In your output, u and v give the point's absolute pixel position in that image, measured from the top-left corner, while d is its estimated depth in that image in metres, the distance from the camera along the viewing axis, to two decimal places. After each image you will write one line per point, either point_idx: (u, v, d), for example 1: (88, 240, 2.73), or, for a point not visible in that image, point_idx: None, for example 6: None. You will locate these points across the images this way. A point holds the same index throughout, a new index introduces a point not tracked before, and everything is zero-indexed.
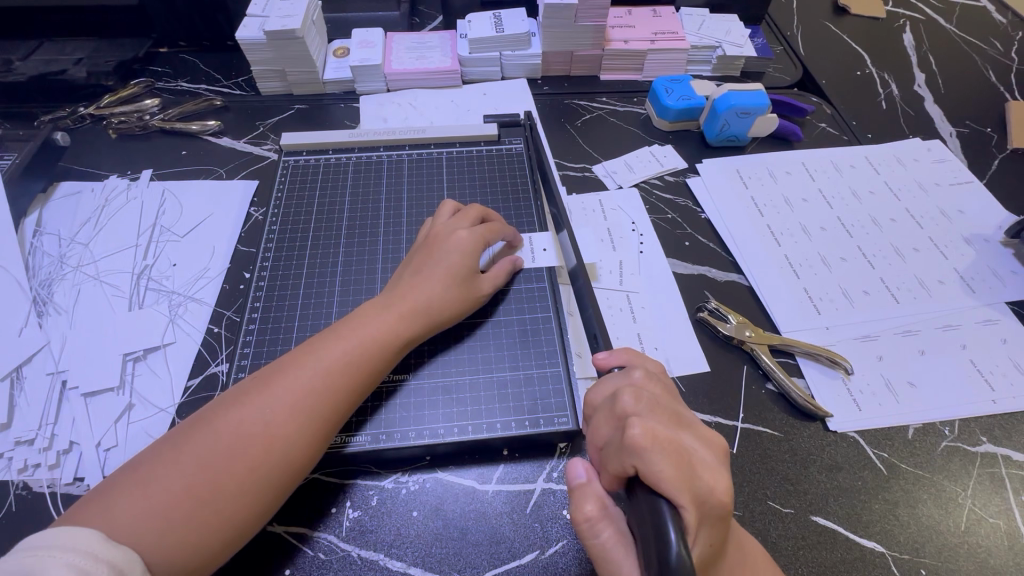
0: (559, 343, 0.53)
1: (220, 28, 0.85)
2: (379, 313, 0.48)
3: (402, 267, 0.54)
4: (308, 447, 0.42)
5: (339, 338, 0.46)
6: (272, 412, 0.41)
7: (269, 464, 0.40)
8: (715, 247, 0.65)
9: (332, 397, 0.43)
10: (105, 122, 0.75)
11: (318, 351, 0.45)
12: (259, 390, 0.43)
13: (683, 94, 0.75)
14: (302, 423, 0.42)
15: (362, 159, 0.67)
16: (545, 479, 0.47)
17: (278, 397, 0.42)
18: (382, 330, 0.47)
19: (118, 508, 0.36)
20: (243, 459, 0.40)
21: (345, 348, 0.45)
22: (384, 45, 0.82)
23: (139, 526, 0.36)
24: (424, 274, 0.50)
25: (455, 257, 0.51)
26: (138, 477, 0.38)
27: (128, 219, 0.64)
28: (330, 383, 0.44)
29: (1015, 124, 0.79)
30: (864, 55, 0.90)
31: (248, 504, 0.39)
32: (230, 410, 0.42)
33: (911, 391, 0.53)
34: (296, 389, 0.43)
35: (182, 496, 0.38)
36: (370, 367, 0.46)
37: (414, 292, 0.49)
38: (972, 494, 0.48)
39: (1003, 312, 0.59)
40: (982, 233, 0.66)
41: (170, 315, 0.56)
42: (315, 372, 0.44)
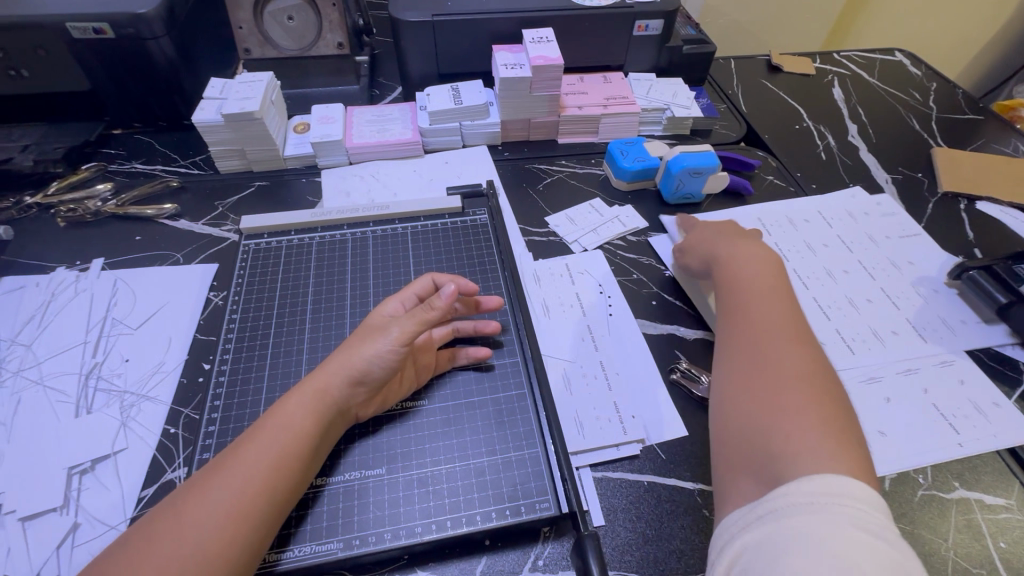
0: (535, 420, 0.52)
1: (176, 109, 0.85)
2: (304, 398, 0.45)
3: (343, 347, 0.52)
4: (250, 546, 0.39)
5: (260, 434, 0.43)
6: (197, 535, 0.38)
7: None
8: (681, 304, 0.66)
9: (259, 508, 0.40)
10: (53, 211, 0.72)
11: (243, 455, 0.42)
12: (169, 520, 0.38)
13: (638, 156, 0.78)
14: (242, 539, 0.39)
15: (326, 237, 0.67)
16: (530, 570, 0.45)
17: (198, 518, 0.38)
18: (307, 420, 0.45)
19: None
20: None
21: (270, 448, 0.42)
22: (344, 119, 0.83)
23: None
24: (345, 353, 0.48)
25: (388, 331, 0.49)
26: None
27: (76, 314, 0.61)
28: (261, 473, 0.41)
29: (942, 168, 0.85)
30: (800, 111, 0.97)
31: None
32: (146, 546, 0.37)
33: (883, 440, 0.54)
34: (221, 505, 0.39)
35: None
36: (293, 453, 0.43)
37: (331, 376, 0.47)
38: (954, 545, 0.48)
39: (955, 352, 0.62)
40: (925, 276, 0.70)
41: (120, 420, 0.53)
42: (246, 469, 0.41)
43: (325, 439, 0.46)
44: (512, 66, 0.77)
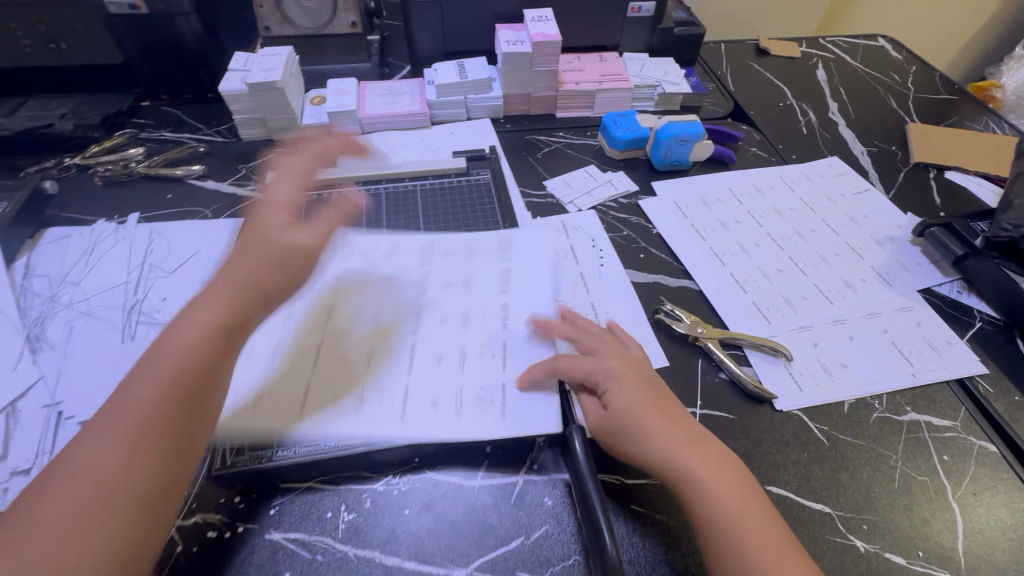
0: (534, 345, 0.59)
1: (201, 82, 0.91)
2: (181, 329, 0.42)
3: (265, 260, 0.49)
4: (169, 471, 0.38)
5: (162, 350, 0.41)
6: (101, 463, 0.36)
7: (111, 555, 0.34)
8: (666, 257, 0.72)
9: (178, 418, 0.39)
10: (90, 171, 0.78)
11: (120, 400, 0.39)
12: (47, 487, 0.35)
13: (629, 127, 0.84)
14: (154, 454, 0.38)
15: (343, 193, 0.74)
16: (526, 471, 0.52)
17: (83, 472, 0.36)
18: (200, 340, 0.42)
19: None
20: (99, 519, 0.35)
21: (149, 388, 0.39)
22: (358, 92, 0.89)
23: None
24: (244, 268, 0.46)
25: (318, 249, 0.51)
26: None
27: (118, 259, 0.67)
28: (173, 392, 0.40)
29: (914, 142, 0.91)
30: (785, 90, 1.03)
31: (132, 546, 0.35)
32: (28, 509, 0.34)
33: (844, 371, 0.60)
34: (103, 454, 0.36)
35: None
36: (212, 366, 0.42)
37: (214, 299, 0.44)
38: (902, 457, 0.55)
39: (915, 299, 0.68)
40: (892, 234, 0.76)
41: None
42: (150, 385, 0.39)
43: (224, 357, 0.43)
44: (514, 43, 0.84)
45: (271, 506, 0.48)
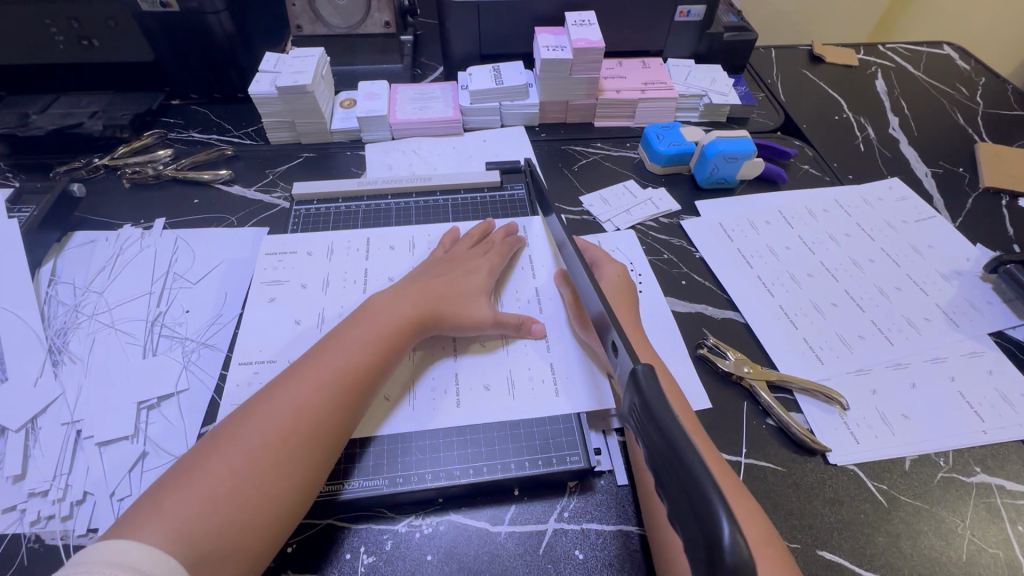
0: (571, 368, 0.56)
1: (231, 81, 0.89)
2: (373, 308, 0.55)
3: (431, 268, 0.62)
4: (339, 419, 0.47)
5: (354, 326, 0.53)
6: (295, 401, 0.46)
7: (280, 484, 0.42)
8: (710, 285, 0.68)
9: (354, 380, 0.49)
10: (119, 172, 0.77)
11: (314, 366, 0.49)
12: (250, 414, 0.45)
13: (673, 141, 0.79)
14: (328, 399, 0.47)
15: (371, 205, 0.72)
16: (556, 519, 0.48)
17: (277, 409, 0.46)
18: (380, 331, 0.53)
19: (177, 498, 0.40)
20: (282, 440, 0.44)
21: (339, 359, 0.50)
22: (389, 96, 0.86)
23: (211, 517, 0.39)
24: (431, 282, 0.59)
25: (473, 264, 0.62)
26: (189, 467, 0.42)
27: (142, 268, 0.66)
28: (356, 354, 0.50)
29: (985, 164, 0.84)
30: (841, 101, 0.96)
31: (306, 467, 0.44)
32: (236, 429, 0.44)
33: (906, 423, 0.55)
34: (298, 400, 0.46)
35: (233, 484, 0.41)
36: (390, 339, 0.53)
37: (399, 301, 0.56)
38: (971, 524, 0.50)
39: (986, 344, 0.62)
40: (959, 268, 0.70)
41: (269, 297, 0.61)
42: (342, 351, 0.50)
43: (390, 357, 0.52)
44: (554, 48, 0.79)
45: (290, 543, 0.46)
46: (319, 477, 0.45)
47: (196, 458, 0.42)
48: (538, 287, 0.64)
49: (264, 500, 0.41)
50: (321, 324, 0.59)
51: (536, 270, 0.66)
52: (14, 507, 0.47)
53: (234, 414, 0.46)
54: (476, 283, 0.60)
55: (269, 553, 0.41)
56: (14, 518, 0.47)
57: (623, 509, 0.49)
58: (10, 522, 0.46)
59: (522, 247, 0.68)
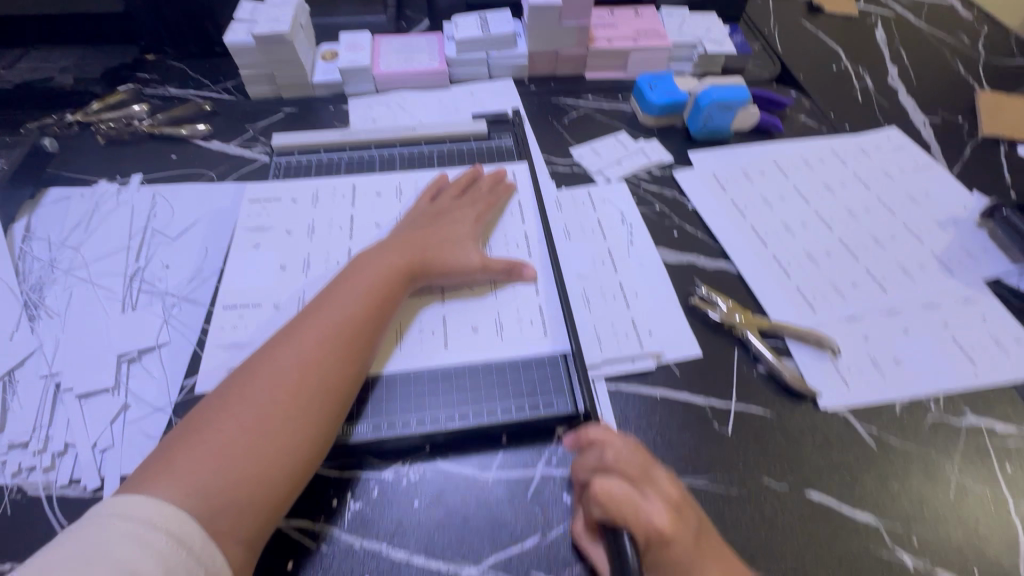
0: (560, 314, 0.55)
1: (207, 34, 0.86)
2: (371, 262, 0.54)
3: (418, 220, 0.60)
4: (346, 372, 0.47)
5: (349, 280, 0.52)
6: (297, 357, 0.45)
7: (291, 439, 0.42)
8: (703, 236, 0.66)
9: (357, 334, 0.48)
10: (92, 127, 0.74)
11: (313, 321, 0.48)
12: (253, 371, 0.45)
13: (666, 90, 0.77)
14: (333, 352, 0.47)
15: (354, 157, 0.70)
16: (544, 464, 0.48)
17: (280, 366, 0.45)
18: (374, 284, 0.52)
19: (186, 457, 0.39)
20: (290, 395, 0.43)
21: (338, 313, 0.49)
22: (372, 48, 0.83)
23: (223, 474, 0.39)
24: (421, 232, 0.58)
25: (460, 214, 0.60)
26: (195, 427, 0.41)
27: (119, 223, 0.64)
28: (355, 307, 0.50)
29: (984, 112, 0.82)
30: (839, 51, 0.93)
31: (317, 420, 0.44)
32: (241, 387, 0.44)
33: (897, 368, 0.55)
34: (300, 357, 0.45)
35: (242, 441, 0.41)
36: (388, 292, 0.52)
37: (388, 254, 0.55)
38: (958, 465, 0.50)
39: (980, 290, 0.61)
40: (955, 216, 0.68)
41: (253, 243, 0.60)
42: (342, 305, 0.49)
43: (386, 307, 0.51)
44: None
45: None
46: (329, 433, 0.44)
47: (199, 422, 0.42)
48: (527, 233, 0.63)
49: (276, 457, 0.41)
50: (306, 271, 0.58)
51: (525, 215, 0.64)
52: None
53: (234, 374, 0.45)
54: (465, 232, 0.59)
55: (282, 509, 0.41)
56: None
57: None
58: None
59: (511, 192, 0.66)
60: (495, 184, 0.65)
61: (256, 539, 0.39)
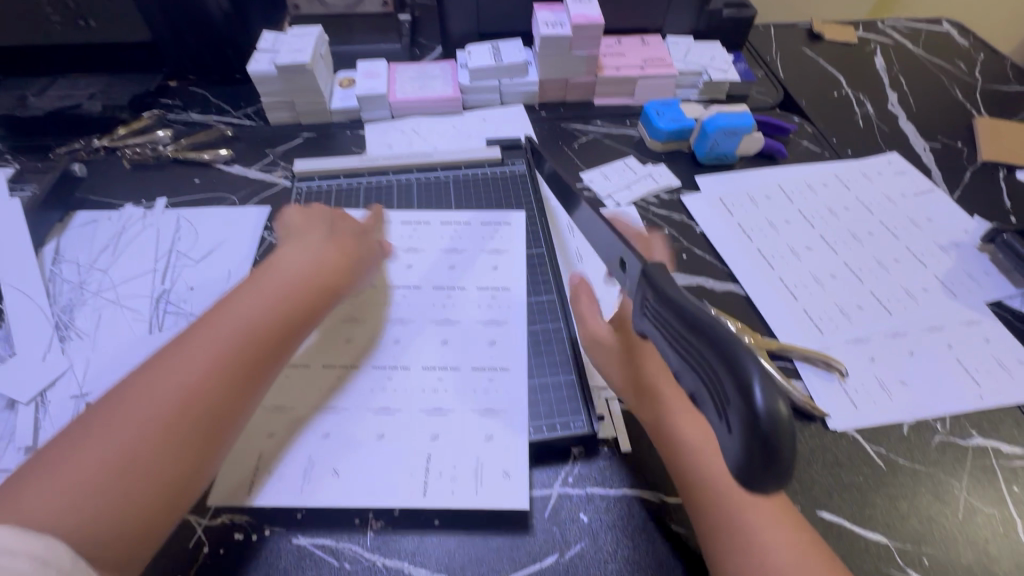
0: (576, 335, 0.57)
1: (229, 62, 0.89)
2: (269, 280, 0.51)
3: (297, 241, 0.57)
4: (225, 400, 0.43)
5: (264, 297, 0.49)
6: (188, 379, 0.42)
7: (152, 471, 0.39)
8: (711, 259, 0.68)
9: (232, 359, 0.45)
10: (119, 152, 0.77)
11: (194, 340, 0.45)
12: (129, 391, 0.42)
13: (673, 117, 0.79)
14: (207, 376, 0.43)
15: (372, 183, 0.72)
16: (561, 484, 0.49)
17: (166, 386, 0.42)
18: (270, 308, 0.49)
19: (44, 485, 0.36)
20: (163, 423, 0.40)
21: (218, 334, 0.46)
22: (388, 75, 0.86)
23: (85, 502, 0.36)
24: (315, 257, 0.55)
25: (333, 240, 0.58)
26: (63, 449, 0.38)
27: (146, 245, 0.66)
28: (238, 328, 0.46)
29: (982, 138, 0.84)
30: (840, 78, 0.96)
31: (182, 452, 0.40)
32: (108, 410, 0.40)
33: (904, 389, 0.56)
34: (184, 380, 0.42)
35: (105, 469, 0.37)
36: (274, 316, 0.48)
37: (285, 273, 0.52)
38: (967, 485, 0.51)
39: (983, 313, 0.63)
40: (957, 239, 0.70)
41: None
42: (225, 326, 0.46)
43: (284, 325, 0.49)
44: (553, 25, 0.79)
45: (300, 509, 0.47)
46: (191, 469, 0.41)
47: (69, 442, 0.39)
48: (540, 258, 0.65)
49: (138, 490, 0.38)
50: None
51: (538, 240, 0.66)
52: None
53: (108, 394, 0.42)
54: (356, 263, 0.58)
55: (142, 548, 0.38)
56: None
57: (626, 473, 0.50)
58: None
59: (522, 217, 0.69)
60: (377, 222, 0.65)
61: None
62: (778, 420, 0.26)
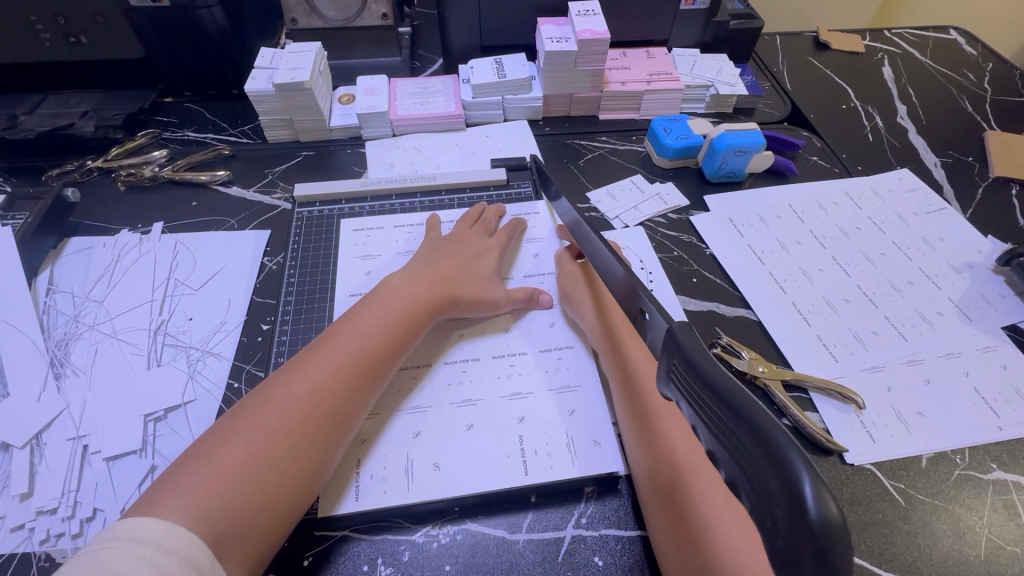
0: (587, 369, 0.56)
1: (225, 77, 0.87)
2: (387, 292, 0.56)
3: (432, 250, 0.63)
4: (353, 401, 0.48)
5: (379, 306, 0.54)
6: (319, 383, 0.47)
7: (296, 464, 0.43)
8: (722, 283, 0.67)
9: (365, 364, 0.50)
10: (113, 174, 0.75)
11: (326, 349, 0.50)
12: (266, 393, 0.47)
13: (681, 134, 0.78)
14: (338, 381, 0.48)
15: (374, 207, 0.70)
16: (574, 526, 0.48)
17: (295, 391, 0.47)
18: (396, 315, 0.54)
19: (197, 474, 0.41)
20: (301, 422, 0.45)
21: (352, 343, 0.51)
22: (389, 91, 0.84)
23: (232, 494, 0.40)
24: (440, 262, 0.60)
25: (481, 246, 0.64)
26: (207, 446, 0.43)
27: (142, 274, 0.64)
28: (371, 336, 0.52)
29: (994, 153, 0.83)
30: (847, 90, 0.94)
31: (315, 449, 0.45)
32: (252, 409, 0.46)
33: (921, 420, 0.55)
34: (316, 383, 0.48)
35: (251, 463, 0.42)
36: (401, 326, 0.53)
37: (415, 285, 0.57)
38: (988, 522, 0.50)
39: (1000, 338, 0.62)
40: (971, 261, 0.69)
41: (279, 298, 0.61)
42: (354, 334, 0.52)
43: (404, 339, 0.53)
44: (558, 40, 0.77)
45: (306, 556, 0.46)
46: (325, 461, 0.45)
47: (215, 439, 0.43)
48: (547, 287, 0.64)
49: (280, 481, 0.42)
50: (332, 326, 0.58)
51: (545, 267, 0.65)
52: (22, 526, 0.46)
53: (250, 396, 0.47)
54: (486, 266, 0.62)
55: (280, 535, 0.42)
56: (23, 536, 0.46)
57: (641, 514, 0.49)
58: (19, 541, 0.45)
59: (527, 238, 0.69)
60: (498, 217, 0.69)
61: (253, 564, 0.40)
62: (833, 528, 0.21)
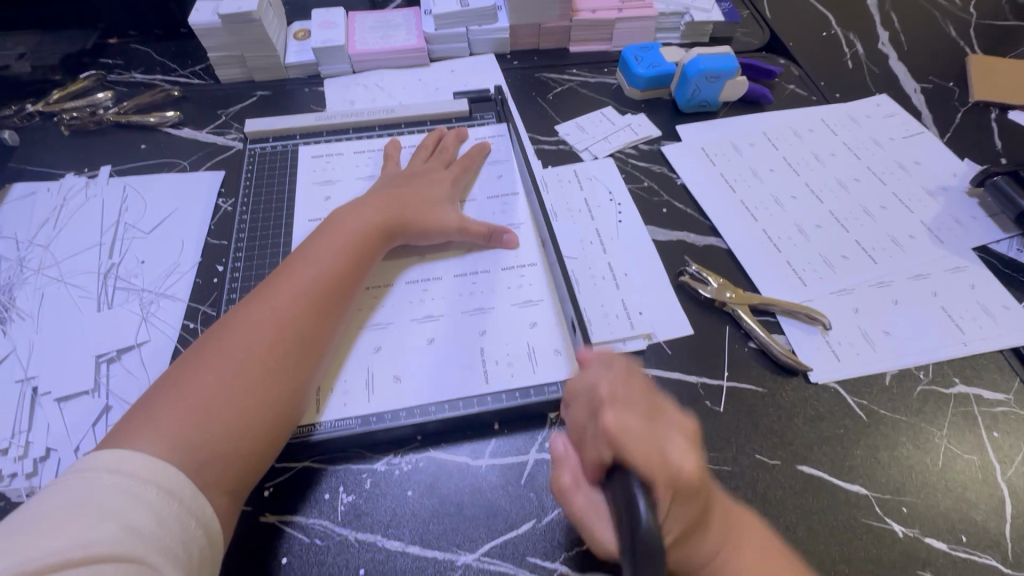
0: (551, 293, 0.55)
1: (172, 14, 0.81)
2: (343, 220, 0.54)
3: (386, 181, 0.60)
4: (322, 326, 0.47)
5: (334, 234, 0.53)
6: (282, 310, 0.46)
7: (273, 390, 0.43)
8: (692, 213, 0.65)
9: (329, 289, 0.49)
10: (56, 118, 0.71)
11: (285, 278, 0.49)
12: (228, 327, 0.45)
13: (653, 62, 0.74)
14: (302, 306, 0.47)
15: (332, 141, 0.67)
16: (537, 450, 0.48)
17: (257, 321, 0.45)
18: (351, 242, 0.52)
19: (168, 409, 0.40)
20: (269, 348, 0.44)
21: (310, 270, 0.49)
22: (346, 25, 0.79)
23: (208, 424, 0.39)
24: (394, 192, 0.58)
25: (435, 176, 0.61)
26: (175, 382, 0.42)
27: (90, 218, 0.62)
28: (331, 262, 0.50)
29: (974, 77, 0.80)
30: (828, 17, 0.91)
31: (290, 374, 0.44)
32: (216, 344, 0.44)
33: (887, 339, 0.55)
34: (279, 310, 0.46)
35: (224, 393, 0.41)
36: (360, 252, 0.52)
37: (365, 211, 0.55)
38: (948, 434, 0.50)
39: (971, 259, 0.61)
40: (945, 183, 0.68)
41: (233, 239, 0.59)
42: (314, 260, 0.50)
43: (363, 266, 0.52)
44: None
45: (266, 487, 0.45)
46: (302, 385, 0.45)
47: (181, 375, 0.42)
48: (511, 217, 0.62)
49: (257, 407, 0.42)
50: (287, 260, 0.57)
51: (510, 198, 0.63)
52: None
53: (211, 332, 0.46)
54: (441, 193, 0.59)
55: (262, 464, 0.41)
56: None
57: None
58: None
59: (488, 167, 0.66)
60: (458, 142, 0.67)
61: (237, 491, 0.40)
62: None
